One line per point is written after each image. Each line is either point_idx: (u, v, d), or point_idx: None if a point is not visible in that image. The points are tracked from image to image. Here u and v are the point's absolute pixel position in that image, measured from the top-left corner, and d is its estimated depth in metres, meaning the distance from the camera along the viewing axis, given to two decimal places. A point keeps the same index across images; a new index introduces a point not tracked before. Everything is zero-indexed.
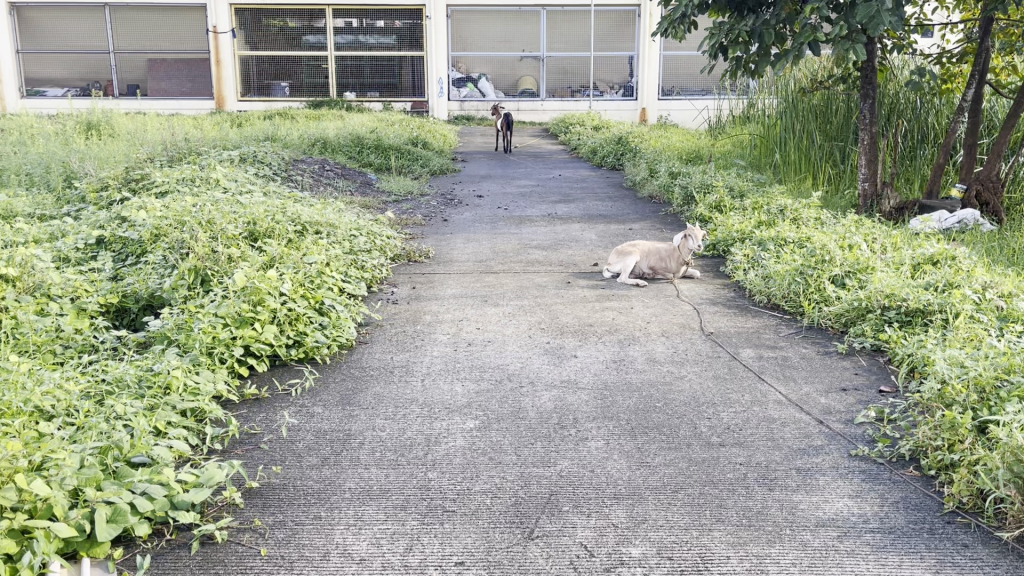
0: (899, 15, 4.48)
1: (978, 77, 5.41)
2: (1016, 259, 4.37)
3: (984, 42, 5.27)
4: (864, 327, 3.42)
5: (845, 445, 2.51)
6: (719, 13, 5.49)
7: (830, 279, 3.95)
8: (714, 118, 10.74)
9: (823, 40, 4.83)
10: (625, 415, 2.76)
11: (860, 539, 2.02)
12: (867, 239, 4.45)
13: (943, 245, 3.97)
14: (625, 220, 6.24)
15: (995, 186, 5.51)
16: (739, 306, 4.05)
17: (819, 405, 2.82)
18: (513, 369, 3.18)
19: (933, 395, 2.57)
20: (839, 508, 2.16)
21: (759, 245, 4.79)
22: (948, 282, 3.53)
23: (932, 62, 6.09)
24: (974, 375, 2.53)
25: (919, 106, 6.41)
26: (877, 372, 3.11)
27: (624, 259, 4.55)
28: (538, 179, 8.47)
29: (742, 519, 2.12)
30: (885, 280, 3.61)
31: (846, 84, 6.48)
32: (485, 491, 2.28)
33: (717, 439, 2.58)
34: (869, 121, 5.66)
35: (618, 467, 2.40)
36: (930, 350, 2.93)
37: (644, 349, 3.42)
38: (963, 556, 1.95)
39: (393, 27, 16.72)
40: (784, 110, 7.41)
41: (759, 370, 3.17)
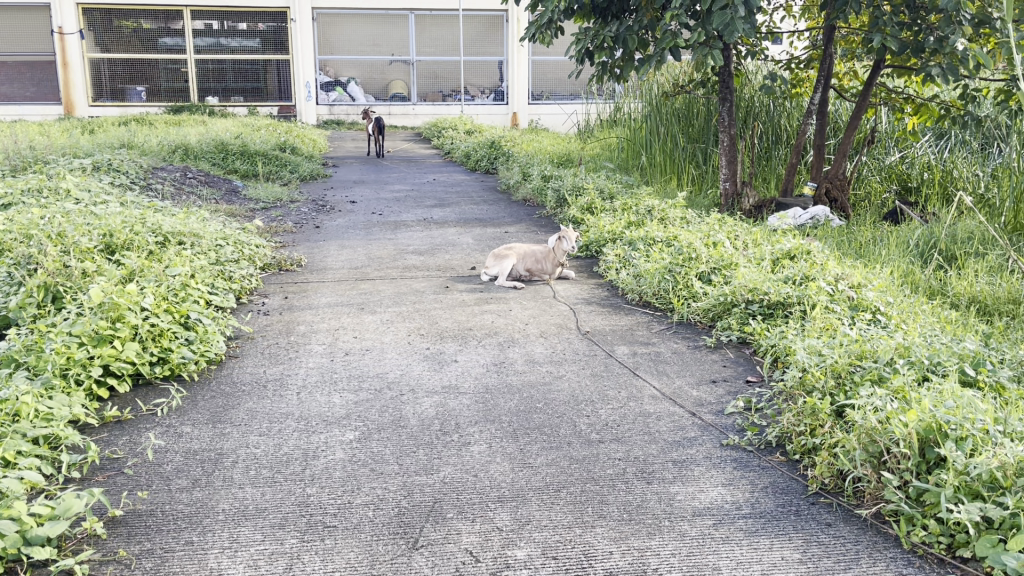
0: (752, 21, 4.71)
1: (824, 82, 5.77)
2: (863, 251, 4.68)
3: (828, 48, 5.61)
4: (730, 320, 3.57)
5: (716, 436, 2.61)
6: (584, 18, 5.63)
7: (697, 276, 4.10)
8: (582, 121, 10.98)
9: (683, 46, 5.02)
10: (506, 417, 2.77)
11: (733, 526, 2.10)
12: (729, 236, 4.65)
13: (798, 241, 4.20)
14: (500, 223, 6.28)
15: (842, 184, 5.88)
16: (612, 304, 4.15)
17: (691, 398, 2.92)
18: (392, 377, 3.14)
19: (795, 383, 2.70)
20: (713, 497, 2.23)
21: (630, 244, 4.92)
22: (805, 275, 3.74)
23: (783, 67, 6.43)
24: (831, 362, 2.68)
25: (772, 109, 6.78)
26: (744, 363, 3.25)
27: (500, 263, 4.55)
28: (412, 184, 8.40)
29: (623, 514, 2.16)
30: (749, 275, 3.78)
31: (706, 88, 6.77)
32: (367, 503, 2.23)
33: (597, 435, 2.63)
34: (727, 123, 5.94)
35: (501, 470, 2.40)
36: (791, 340, 3.09)
37: (523, 350, 3.45)
38: (827, 534, 2.05)
39: (256, 30, 16.23)
40: (648, 113, 7.66)
41: (634, 366, 3.26)
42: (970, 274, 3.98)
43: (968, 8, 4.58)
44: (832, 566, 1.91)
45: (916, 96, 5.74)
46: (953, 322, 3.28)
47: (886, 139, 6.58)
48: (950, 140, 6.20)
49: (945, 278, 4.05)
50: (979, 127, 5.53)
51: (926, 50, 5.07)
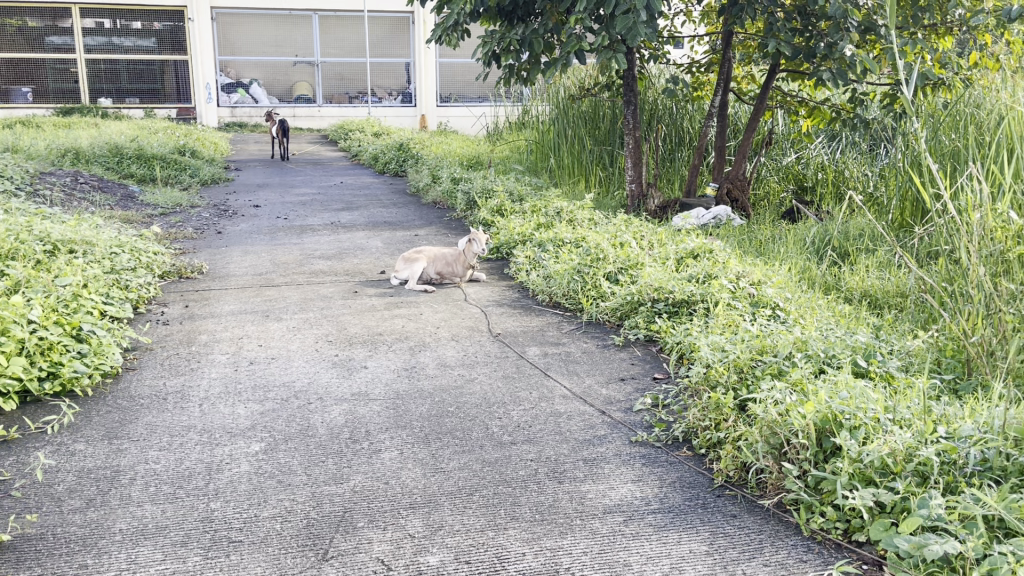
0: (653, 26, 4.81)
1: (723, 85, 5.95)
2: (763, 249, 4.84)
3: (727, 53, 5.78)
4: (637, 319, 3.64)
5: (625, 433, 2.65)
6: (490, 20, 5.65)
7: (605, 276, 4.16)
8: (491, 124, 11.01)
9: (588, 50, 5.08)
10: (417, 422, 2.74)
11: (643, 521, 2.13)
12: (636, 237, 4.74)
13: (701, 240, 4.31)
14: (410, 226, 6.23)
15: (743, 185, 6.08)
16: (523, 305, 4.17)
17: (601, 396, 2.96)
18: (300, 385, 3.06)
19: (699, 379, 2.77)
20: (623, 493, 2.27)
21: (540, 246, 4.95)
22: (708, 274, 3.84)
23: (685, 71, 6.59)
24: (733, 358, 2.76)
25: (674, 112, 6.96)
26: (652, 361, 3.31)
27: (410, 266, 4.51)
28: (319, 187, 8.25)
29: (535, 515, 2.16)
30: (654, 274, 3.86)
31: (611, 91, 6.89)
32: (274, 516, 2.17)
33: (509, 437, 2.63)
34: (632, 125, 6.05)
35: (412, 476, 2.38)
36: (696, 337, 3.17)
37: (434, 354, 3.43)
38: (732, 525, 2.10)
39: (151, 29, 15.60)
40: (555, 116, 7.74)
41: (545, 367, 3.28)
42: (863, 269, 4.16)
43: (854, 15, 4.79)
44: (737, 556, 1.96)
45: (810, 99, 5.99)
46: (846, 315, 3.42)
47: (783, 141, 6.86)
48: (841, 141, 6.48)
49: (839, 273, 4.23)
50: (867, 129, 5.79)
51: (817, 56, 5.28)
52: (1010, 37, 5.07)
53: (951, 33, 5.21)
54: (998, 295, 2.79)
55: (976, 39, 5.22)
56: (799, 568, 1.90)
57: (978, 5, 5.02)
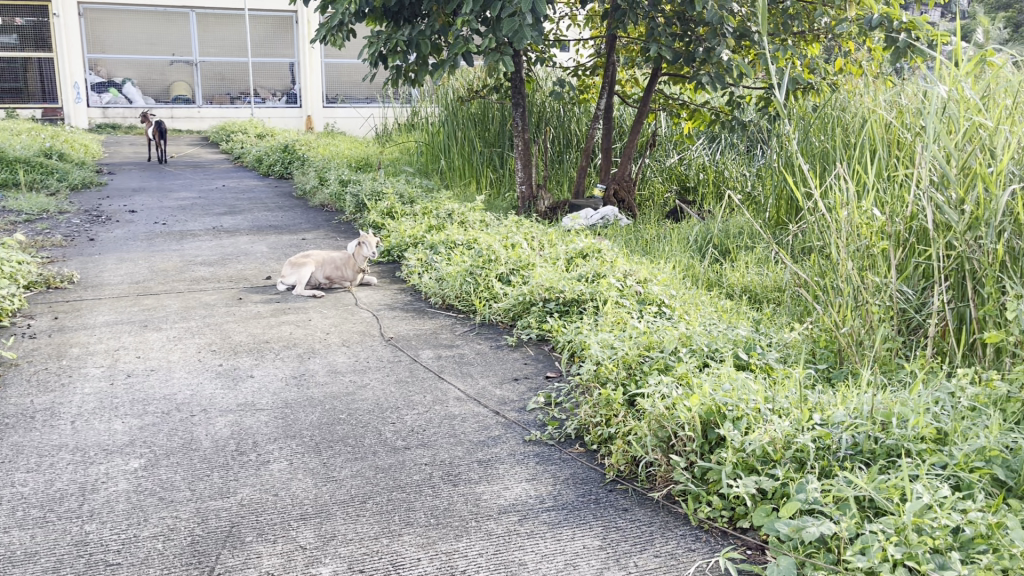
0: (539, 29, 4.86)
1: (607, 88, 6.08)
2: (649, 248, 4.97)
3: (611, 57, 5.91)
4: (529, 319, 3.66)
5: (518, 433, 2.66)
6: (376, 21, 5.58)
7: (497, 277, 4.18)
8: (380, 125, 10.88)
9: (475, 51, 5.09)
10: (308, 431, 2.68)
11: (538, 520, 2.14)
12: (526, 237, 4.78)
13: (590, 240, 4.39)
14: (297, 230, 6.09)
15: (629, 185, 6.21)
16: (415, 309, 4.14)
17: (494, 397, 2.96)
18: (182, 398, 2.94)
19: (590, 376, 2.81)
20: (518, 493, 2.27)
21: (431, 249, 4.93)
22: (596, 273, 3.90)
23: (570, 74, 6.70)
24: (622, 354, 2.81)
25: (562, 114, 7.06)
26: (544, 360, 3.34)
27: (298, 270, 4.40)
28: (199, 191, 7.95)
29: (430, 519, 2.15)
30: (545, 274, 3.90)
31: (499, 93, 6.93)
32: (155, 535, 2.07)
33: (402, 442, 2.60)
34: (520, 127, 6.11)
35: (303, 486, 2.32)
36: (586, 335, 3.21)
37: (325, 361, 3.35)
38: (625, 518, 2.14)
39: (12, 25, 14.76)
40: (444, 118, 7.72)
41: (438, 370, 3.26)
42: (742, 266, 4.33)
43: (730, 21, 4.98)
44: (629, 549, 1.99)
45: (690, 102, 6.20)
46: (728, 310, 3.55)
47: (665, 143, 7.07)
48: (721, 143, 6.73)
49: (720, 270, 4.39)
50: (745, 130, 6.04)
51: (696, 60, 5.46)
52: (871, 44, 5.38)
53: (817, 40, 5.57)
54: (865, 288, 2.96)
55: (841, 46, 5.52)
56: (688, 557, 1.95)
57: (842, 14, 5.30)
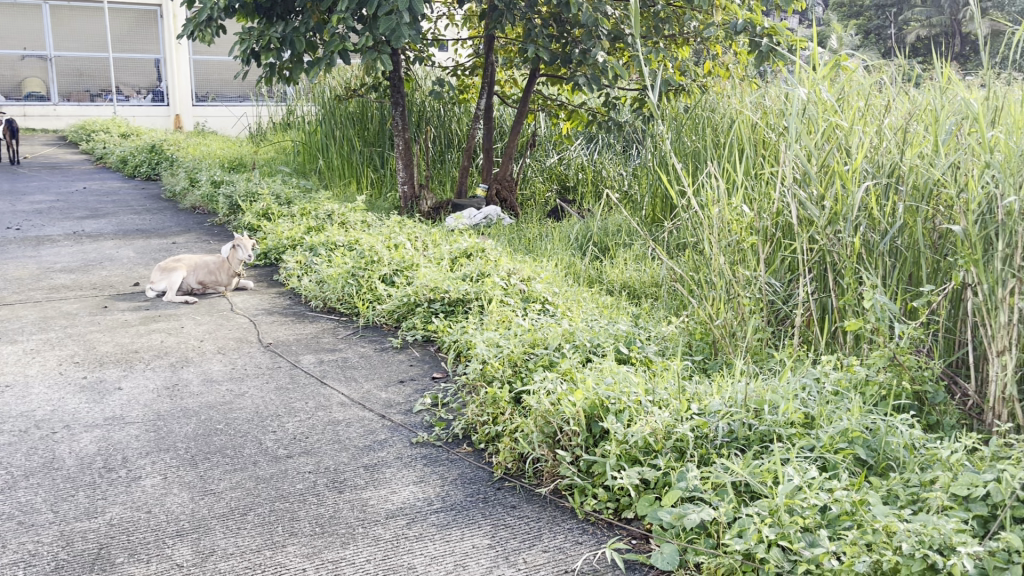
0: (416, 28, 4.82)
1: (487, 88, 6.11)
2: (531, 247, 5.02)
3: (489, 57, 5.93)
4: (414, 320, 3.63)
5: (405, 435, 2.63)
6: (247, 17, 5.38)
7: (379, 278, 4.12)
8: (253, 125, 10.55)
9: (352, 50, 4.99)
10: (182, 443, 2.56)
11: (426, 522, 2.12)
12: (409, 238, 4.74)
13: (473, 240, 4.39)
14: (167, 233, 5.82)
15: (510, 185, 6.28)
16: (295, 313, 4.03)
17: (380, 400, 2.92)
18: (41, 414, 2.75)
19: (477, 375, 2.81)
20: (405, 496, 2.24)
21: (310, 251, 4.80)
22: (481, 272, 3.91)
23: (450, 73, 6.69)
24: (508, 352, 2.82)
25: (442, 113, 7.04)
26: (430, 361, 3.32)
27: (168, 276, 4.20)
28: (58, 194, 7.47)
29: (315, 528, 2.09)
30: (428, 274, 3.87)
31: (378, 92, 6.84)
32: (14, 562, 1.93)
33: (284, 450, 2.52)
34: (401, 126, 6.06)
35: (178, 502, 2.21)
36: (472, 334, 3.21)
37: (199, 370, 3.21)
38: (513, 516, 2.14)
39: None
40: (322, 117, 7.56)
41: (320, 375, 3.18)
42: (621, 263, 4.44)
43: (604, 24, 5.10)
44: (518, 546, 2.00)
45: (568, 103, 6.30)
46: (608, 306, 3.63)
47: (545, 142, 7.17)
48: (598, 143, 6.88)
49: (600, 267, 4.48)
50: (620, 131, 6.19)
51: (573, 61, 5.56)
52: (736, 48, 5.62)
53: (687, 43, 5.76)
54: (736, 281, 3.10)
55: (708, 49, 5.73)
56: (575, 550, 1.97)
57: (708, 18, 5.50)
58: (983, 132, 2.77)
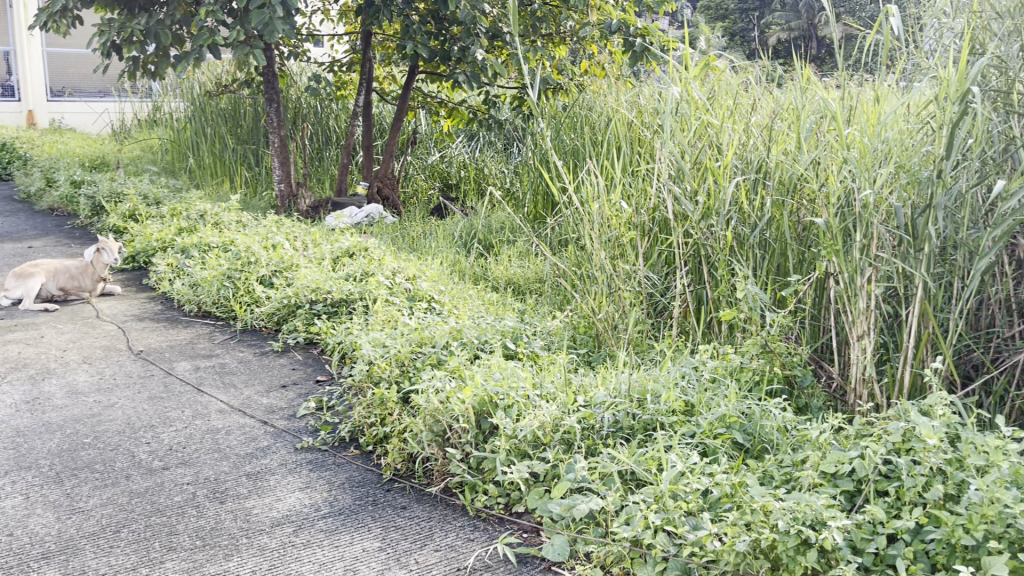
0: (290, 22, 4.69)
1: (365, 85, 6.01)
2: (415, 245, 4.99)
3: (367, 53, 5.84)
4: (296, 322, 3.54)
5: (289, 441, 2.56)
6: (105, 8, 5.08)
7: (258, 280, 3.98)
8: (116, 122, 9.99)
9: (222, 44, 4.80)
10: (46, 460, 2.39)
11: (314, 528, 2.07)
12: (288, 238, 4.61)
13: (355, 239, 4.32)
14: (21, 236, 5.44)
15: (392, 183, 6.22)
16: (167, 318, 3.85)
17: (261, 406, 2.82)
18: None
19: (362, 376, 2.75)
20: (291, 503, 2.18)
21: (182, 253, 4.60)
22: (364, 271, 3.85)
23: (326, 69, 6.54)
24: (394, 352, 2.78)
25: (319, 110, 6.89)
26: (313, 363, 3.24)
27: (24, 282, 3.93)
28: None
29: (195, 541, 2.00)
30: (310, 275, 3.78)
31: (251, 88, 6.62)
32: None
33: (160, 462, 2.41)
34: (276, 123, 5.89)
35: (43, 522, 2.07)
36: (356, 335, 3.15)
37: (63, 381, 3.02)
38: (403, 516, 2.11)
39: None
40: (191, 113, 7.25)
41: (197, 382, 3.05)
42: (506, 259, 4.47)
43: (483, 22, 5.12)
44: (409, 547, 1.97)
45: (448, 100, 6.28)
46: (494, 303, 3.64)
47: (427, 140, 7.13)
48: (479, 140, 6.89)
49: (485, 264, 4.50)
50: (501, 128, 6.22)
51: (452, 59, 5.55)
52: (612, 48, 5.75)
53: (564, 42, 5.86)
54: (617, 275, 3.17)
55: (584, 48, 5.85)
56: (467, 547, 1.96)
57: (585, 18, 5.67)
58: (840, 129, 2.95)
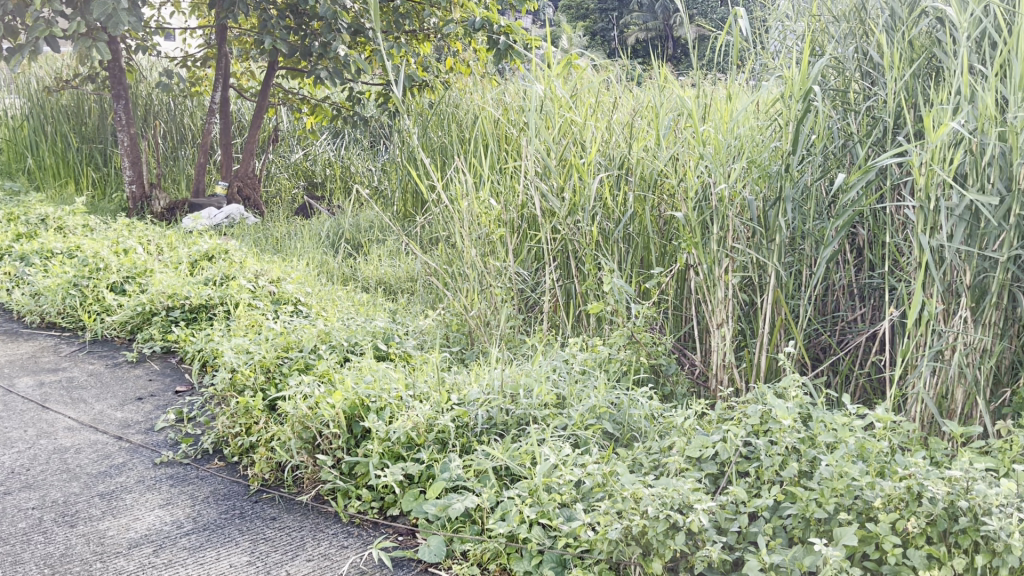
0: (137, 14, 4.44)
1: (221, 81, 5.78)
2: (280, 246, 4.83)
3: (222, 48, 5.61)
4: (151, 331, 3.35)
5: (147, 456, 2.42)
6: None
7: (108, 287, 3.74)
8: None
9: (60, 36, 4.48)
10: None
11: (176, 547, 1.96)
12: (141, 241, 4.36)
13: (215, 241, 4.13)
14: None
15: (253, 182, 6.01)
16: (5, 331, 3.56)
17: (115, 421, 2.66)
18: None
19: (225, 386, 2.63)
20: (150, 522, 2.06)
21: (21, 260, 4.27)
22: (225, 275, 3.69)
23: (178, 64, 6.23)
24: (259, 358, 2.66)
25: (172, 107, 6.61)
26: (171, 373, 3.07)
27: None
28: None
29: (43, 570, 1.85)
30: (165, 280, 3.58)
31: (95, 84, 6.22)
32: None
33: (0, 487, 2.22)
34: (124, 121, 5.57)
35: None
36: (218, 342, 3.01)
37: None
38: (272, 528, 2.03)
39: None
40: (28, 110, 6.75)
41: (41, 399, 2.83)
42: (375, 259, 4.40)
43: (344, 17, 5.02)
44: (280, 559, 1.90)
45: (311, 97, 6.11)
46: (364, 303, 3.58)
47: (289, 138, 6.95)
48: (344, 138, 6.76)
49: (354, 264, 4.42)
50: (366, 126, 6.13)
51: (313, 54, 5.41)
52: (476, 46, 5.77)
53: (428, 39, 5.88)
54: (488, 272, 3.18)
55: (449, 46, 5.84)
56: (341, 555, 1.91)
57: (448, 15, 5.67)
58: (696, 127, 3.07)
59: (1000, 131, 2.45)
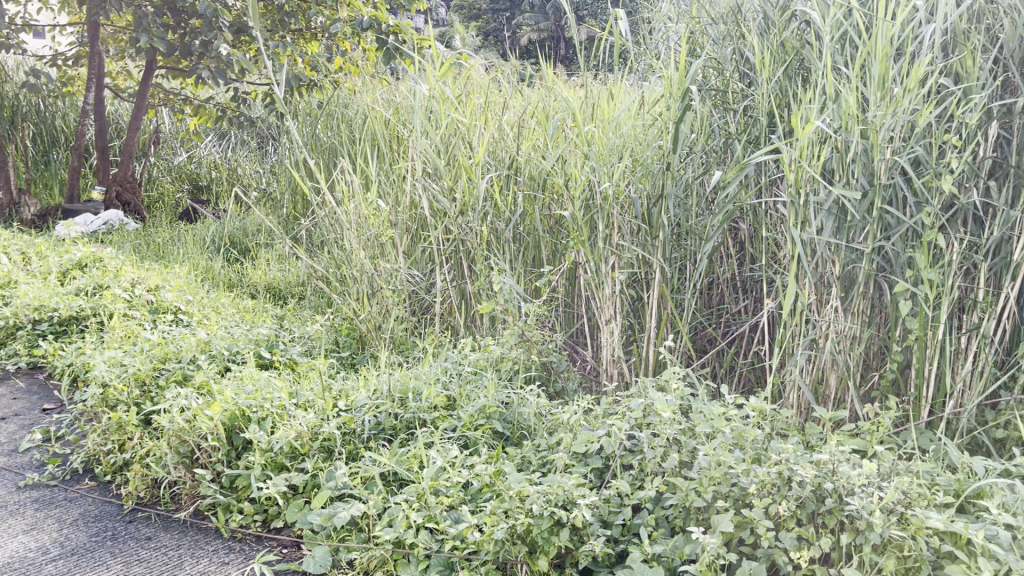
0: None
1: (95, 80, 5.52)
2: (162, 253, 4.64)
3: (95, 46, 5.35)
4: (16, 346, 3.16)
5: (10, 480, 2.27)
6: None
7: None
8: None
9: None
10: None
11: (41, 574, 1.84)
12: (6, 250, 4.11)
13: (89, 249, 3.93)
14: None
15: (133, 187, 5.75)
16: None
17: None
18: None
19: (96, 402, 2.50)
20: (12, 549, 1.93)
21: None
22: (98, 285, 3.52)
23: (47, 63, 5.91)
24: (133, 371, 2.54)
25: (42, 109, 6.29)
26: (39, 390, 2.91)
27: None
28: None
29: None
30: (32, 292, 3.39)
31: None
32: None
33: None
34: None
35: None
36: (89, 355, 2.86)
37: None
38: (148, 548, 1.94)
39: None
40: None
41: None
42: (264, 264, 4.28)
43: (225, 15, 4.87)
44: None
45: (193, 97, 5.89)
46: (250, 310, 3.48)
47: (171, 141, 6.71)
48: (230, 140, 6.57)
49: (241, 269, 4.29)
50: (253, 126, 5.93)
51: (194, 53, 5.22)
52: (365, 45, 5.68)
53: (316, 39, 5.80)
54: (377, 275, 3.14)
55: (337, 45, 5.78)
56: (222, 572, 1.84)
57: (336, 14, 5.58)
58: (580, 127, 3.12)
59: (863, 129, 2.59)
